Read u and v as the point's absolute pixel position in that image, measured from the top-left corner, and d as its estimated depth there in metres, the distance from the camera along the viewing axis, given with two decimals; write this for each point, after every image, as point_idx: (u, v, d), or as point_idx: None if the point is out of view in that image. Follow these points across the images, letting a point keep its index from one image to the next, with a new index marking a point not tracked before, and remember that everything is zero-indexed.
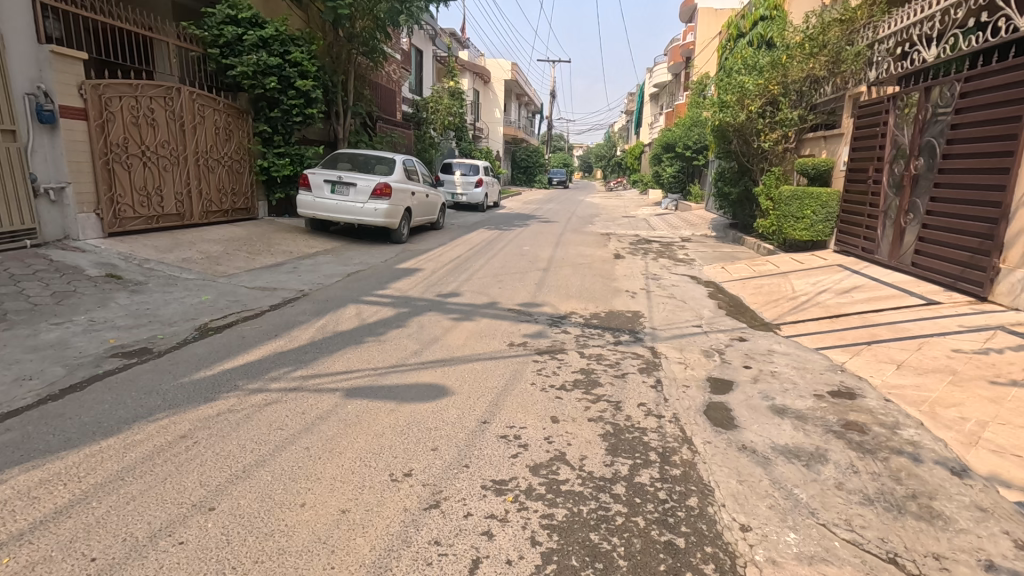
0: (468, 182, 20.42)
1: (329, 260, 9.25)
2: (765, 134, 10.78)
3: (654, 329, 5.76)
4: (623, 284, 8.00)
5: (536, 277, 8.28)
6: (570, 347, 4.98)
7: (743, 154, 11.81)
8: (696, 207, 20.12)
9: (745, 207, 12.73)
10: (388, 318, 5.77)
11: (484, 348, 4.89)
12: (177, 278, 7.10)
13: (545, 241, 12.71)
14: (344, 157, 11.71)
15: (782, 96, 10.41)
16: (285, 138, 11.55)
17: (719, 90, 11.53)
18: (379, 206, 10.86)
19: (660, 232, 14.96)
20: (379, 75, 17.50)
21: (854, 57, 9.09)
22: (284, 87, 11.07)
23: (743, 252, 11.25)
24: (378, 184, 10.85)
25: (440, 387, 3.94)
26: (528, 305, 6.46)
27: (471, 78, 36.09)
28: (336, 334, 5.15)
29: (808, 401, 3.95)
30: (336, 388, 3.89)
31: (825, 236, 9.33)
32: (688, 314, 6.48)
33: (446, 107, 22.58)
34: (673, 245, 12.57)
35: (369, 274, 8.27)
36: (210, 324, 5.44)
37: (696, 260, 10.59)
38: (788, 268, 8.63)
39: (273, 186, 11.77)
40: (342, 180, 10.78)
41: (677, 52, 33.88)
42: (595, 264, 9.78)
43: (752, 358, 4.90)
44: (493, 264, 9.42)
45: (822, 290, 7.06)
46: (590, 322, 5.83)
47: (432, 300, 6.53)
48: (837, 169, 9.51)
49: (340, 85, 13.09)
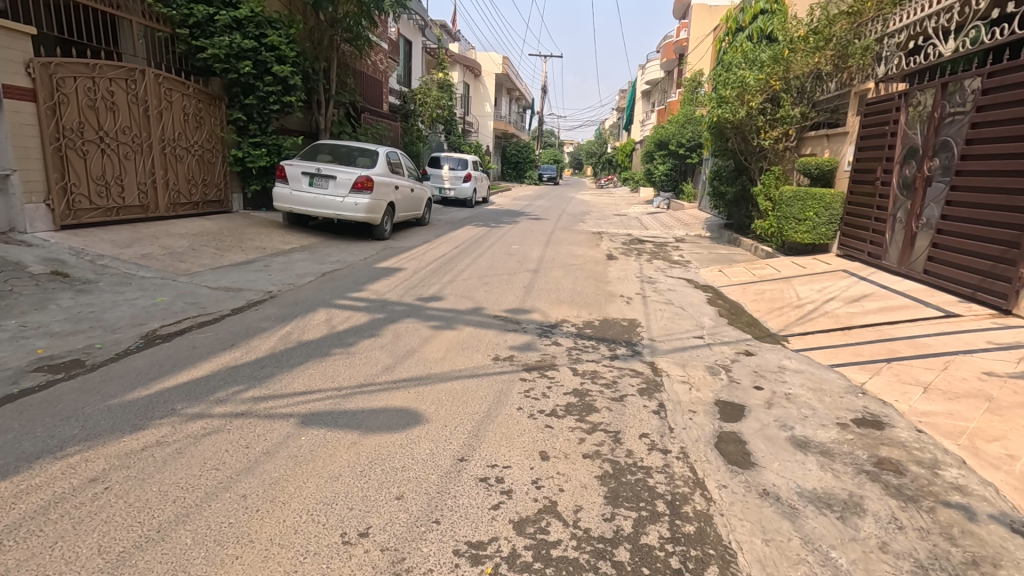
0: (456, 177, 19.85)
1: (304, 257, 8.65)
2: (764, 131, 10.32)
3: (652, 340, 5.28)
4: (618, 288, 7.50)
5: (524, 280, 7.76)
6: (562, 362, 4.49)
7: (740, 153, 11.36)
8: (688, 206, 19.70)
9: (742, 207, 12.29)
10: (362, 325, 5.23)
11: (466, 362, 4.37)
12: (132, 276, 6.48)
13: (535, 240, 12.20)
14: (325, 149, 11.10)
15: (784, 92, 9.97)
16: (261, 127, 10.87)
17: (718, 85, 11.05)
18: (360, 200, 10.27)
19: (653, 232, 14.51)
20: (365, 64, 16.80)
21: (862, 52, 8.62)
22: (259, 73, 10.41)
23: (740, 254, 10.81)
24: (359, 177, 10.25)
25: (412, 414, 3.42)
26: (516, 312, 5.95)
27: (461, 70, 35.35)
28: (300, 344, 4.60)
29: (831, 432, 3.48)
30: (292, 414, 3.35)
31: (828, 239, 8.91)
32: (688, 323, 6.01)
33: (434, 99, 21.93)
34: (667, 245, 12.11)
35: (346, 274, 7.70)
36: (159, 331, 4.85)
37: (693, 262, 10.13)
38: (790, 273, 8.20)
39: (248, 177, 11.10)
40: (321, 172, 10.18)
41: (671, 48, 33.43)
42: (587, 265, 9.28)
43: (762, 377, 4.44)
44: (480, 263, 8.88)
45: (829, 299, 6.63)
46: (583, 332, 5.33)
47: (411, 305, 5.99)
48: (841, 169, 9.09)
49: (322, 73, 12.44)
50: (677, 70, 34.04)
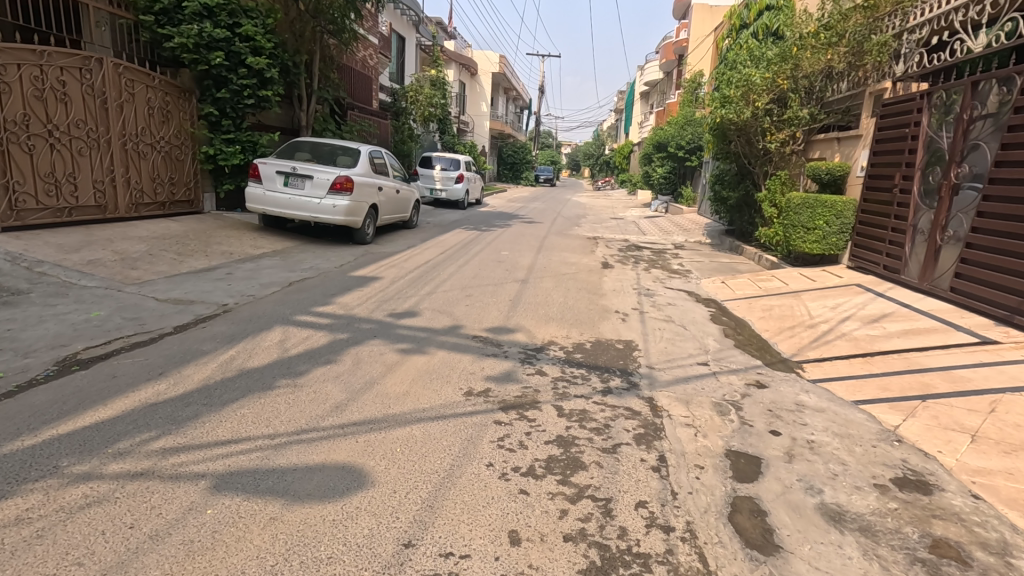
0: (448, 178, 19.19)
1: (274, 264, 7.99)
2: (770, 133, 9.72)
3: (651, 367, 4.64)
4: (613, 303, 6.86)
5: (511, 292, 7.11)
6: (545, 398, 3.84)
7: (744, 156, 10.76)
8: (688, 210, 19.10)
9: (745, 213, 11.68)
10: (320, 348, 4.58)
11: (432, 398, 3.72)
12: (71, 285, 5.82)
13: (527, 245, 11.55)
14: (304, 147, 10.47)
15: (792, 92, 9.35)
16: (235, 122, 10.19)
17: (722, 84, 10.45)
18: (338, 202, 9.60)
19: (652, 238, 13.89)
20: (352, 59, 16.11)
21: (878, 49, 7.94)
22: (232, 65, 9.73)
23: (743, 264, 10.19)
24: (337, 177, 9.59)
25: (355, 475, 2.77)
26: (498, 331, 5.31)
27: (457, 69, 34.71)
28: (241, 374, 3.94)
29: (870, 498, 2.84)
30: (205, 473, 2.70)
31: (838, 250, 8.30)
32: (691, 346, 5.37)
33: (427, 97, 21.29)
34: (665, 253, 11.50)
35: (316, 284, 7.04)
36: (81, 354, 4.19)
37: (693, 272, 9.51)
38: (799, 287, 7.58)
39: (221, 176, 10.42)
40: (296, 172, 9.52)
41: (670, 48, 32.84)
42: (581, 274, 8.65)
43: (779, 417, 3.80)
44: (465, 272, 8.23)
45: (844, 318, 6.01)
46: (572, 357, 4.69)
47: (381, 323, 5.35)
48: (852, 174, 8.47)
49: (303, 66, 11.76)
50: (677, 71, 33.46)
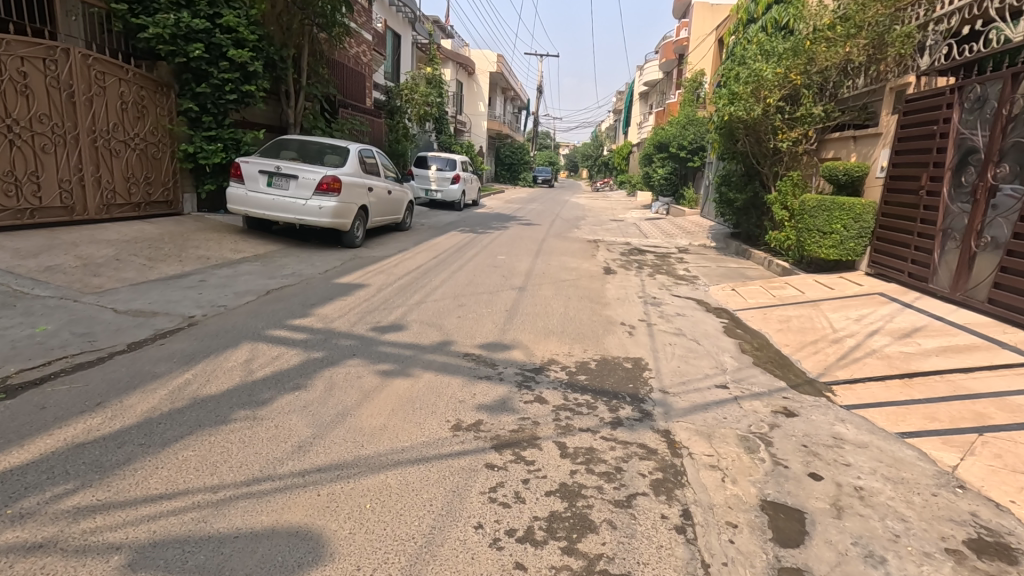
0: (444, 178, 18.67)
1: (253, 269, 7.45)
2: (782, 132, 9.22)
3: (664, 392, 4.10)
4: (617, 313, 6.34)
5: (507, 301, 6.59)
6: (545, 432, 3.31)
7: (753, 156, 10.26)
8: (689, 212, 18.57)
9: (752, 215, 11.17)
10: (290, 369, 4.03)
11: (414, 434, 3.18)
12: (21, 295, 5.27)
13: (525, 249, 11.04)
14: (290, 146, 9.94)
15: (805, 88, 8.85)
16: (216, 119, 9.64)
17: (730, 80, 9.94)
18: (325, 203, 9.04)
19: (654, 241, 13.36)
20: (344, 55, 15.59)
21: (902, 40, 7.41)
22: (212, 57, 9.19)
23: (752, 269, 9.68)
24: (324, 177, 9.04)
25: (312, 545, 2.23)
26: (492, 348, 4.77)
27: (454, 68, 34.19)
28: (194, 403, 3.40)
29: (944, 570, 2.31)
30: (121, 544, 2.15)
31: (856, 256, 7.80)
32: (706, 364, 4.84)
33: (422, 96, 20.75)
34: (669, 257, 10.99)
35: (296, 292, 6.51)
36: (12, 378, 3.65)
37: (700, 278, 9.00)
38: (817, 296, 7.07)
39: (202, 175, 9.86)
40: (280, 171, 8.98)
41: (670, 48, 32.36)
42: (581, 280, 8.13)
43: (817, 456, 3.26)
44: (458, 278, 7.71)
45: (871, 332, 5.49)
46: (575, 380, 4.16)
47: (362, 339, 4.81)
48: (871, 175, 7.96)
49: (290, 61, 11.22)
50: (677, 70, 32.99)
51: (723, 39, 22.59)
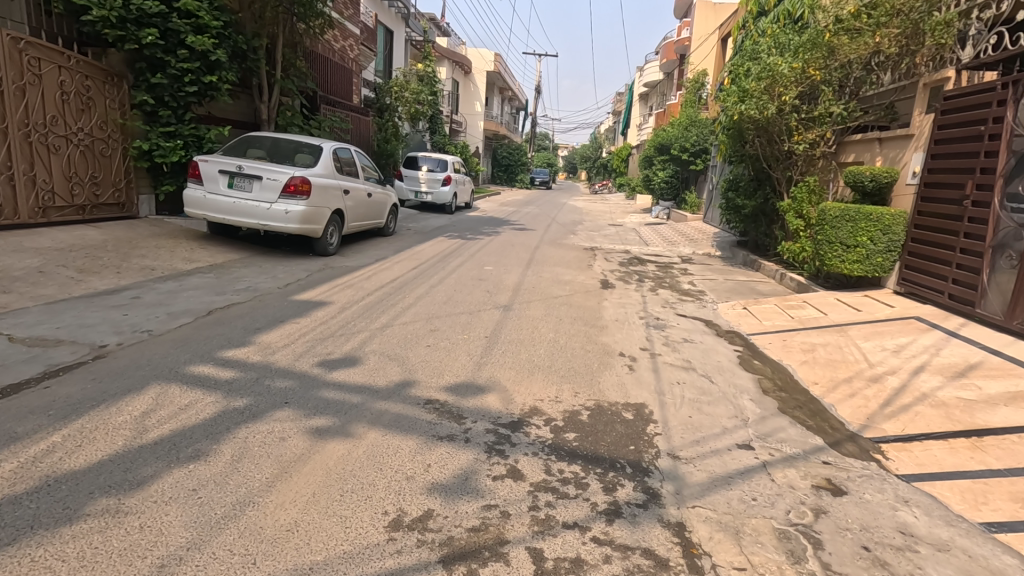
0: (434, 179, 17.80)
1: (203, 282, 6.56)
2: (797, 133, 8.41)
3: (673, 458, 3.23)
4: (615, 340, 5.47)
5: (487, 323, 5.72)
6: (516, 532, 2.44)
7: (765, 159, 9.42)
8: (692, 217, 17.74)
9: (762, 223, 10.32)
10: (195, 425, 3.14)
11: (334, 540, 2.30)
12: None
13: (515, 257, 10.18)
14: (258, 143, 9.07)
15: (825, 85, 8.02)
16: (175, 113, 8.77)
17: (740, 77, 9.11)
18: (292, 207, 8.13)
19: (655, 249, 12.51)
20: (327, 49, 14.72)
21: (937, 28, 6.76)
22: (170, 45, 8.33)
23: (763, 283, 8.84)
24: (291, 179, 8.14)
25: None
26: (462, 392, 3.90)
27: (450, 66, 33.36)
28: (41, 484, 2.52)
29: None
30: None
31: (882, 272, 6.95)
32: (723, 412, 3.97)
33: (413, 93, 19.80)
34: (672, 268, 10.15)
35: (245, 311, 5.63)
36: None
37: (707, 294, 8.14)
38: (843, 320, 6.21)
39: (160, 175, 8.97)
40: (243, 171, 8.10)
41: (671, 47, 31.56)
42: (575, 296, 7.27)
43: (886, 568, 2.39)
44: (436, 294, 6.86)
45: (916, 369, 4.63)
46: (560, 441, 3.29)
47: (302, 380, 3.92)
48: (900, 182, 7.11)
49: (263, 52, 10.35)
50: (678, 70, 32.19)
51: (727, 37, 21.77)
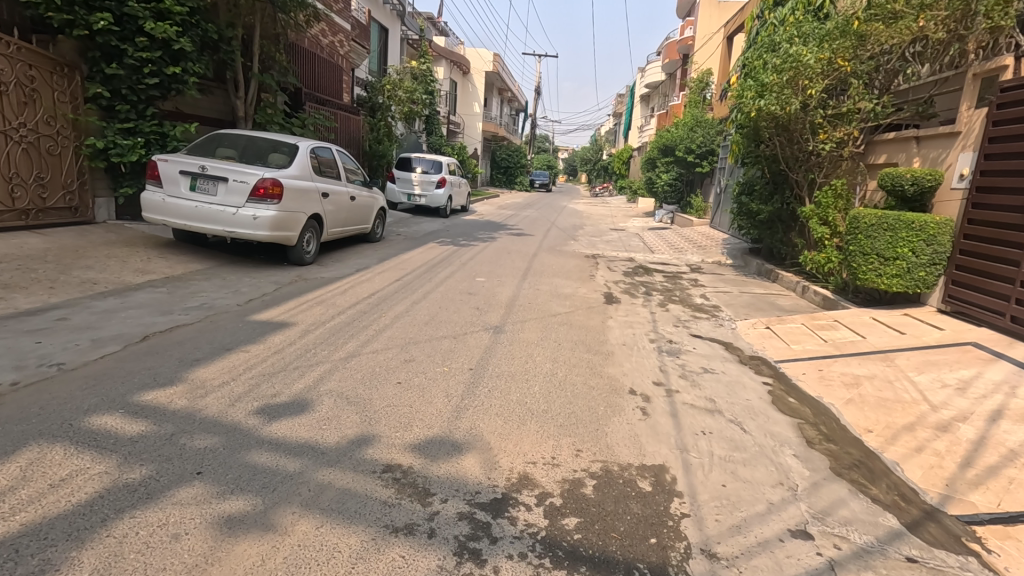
0: (428, 181, 16.98)
1: (150, 299, 5.73)
2: (823, 132, 7.61)
3: (709, 558, 2.40)
4: (623, 371, 4.65)
5: (474, 349, 4.90)
6: None
7: (784, 160, 8.61)
8: (699, 222, 16.88)
9: (778, 230, 9.49)
10: (56, 517, 2.30)
11: None
12: None
13: (511, 267, 9.36)
14: (228, 142, 8.25)
15: (854, 78, 7.24)
16: (136, 108, 8.00)
17: (758, 69, 8.31)
18: (261, 212, 7.30)
19: (661, 256, 11.68)
20: (314, 43, 13.94)
21: (998, 10, 5.87)
22: (127, 32, 7.54)
23: (783, 297, 8.02)
24: (260, 181, 7.31)
25: None
26: (432, 454, 3.06)
27: (448, 66, 32.58)
28: None
29: None
30: None
31: (925, 288, 6.11)
32: (765, 478, 3.13)
33: (407, 91, 18.91)
34: (681, 279, 9.32)
35: (187, 335, 4.80)
36: None
37: (723, 310, 7.31)
38: (886, 345, 5.38)
39: (120, 176, 8.18)
40: (205, 172, 7.26)
41: (674, 46, 30.78)
42: (576, 313, 6.44)
43: None
44: (418, 311, 6.04)
45: (992, 415, 3.80)
46: (557, 534, 2.46)
47: (229, 437, 3.08)
48: (944, 186, 6.24)
49: (238, 43, 9.54)
50: (680, 70, 31.40)
51: (733, 35, 20.97)
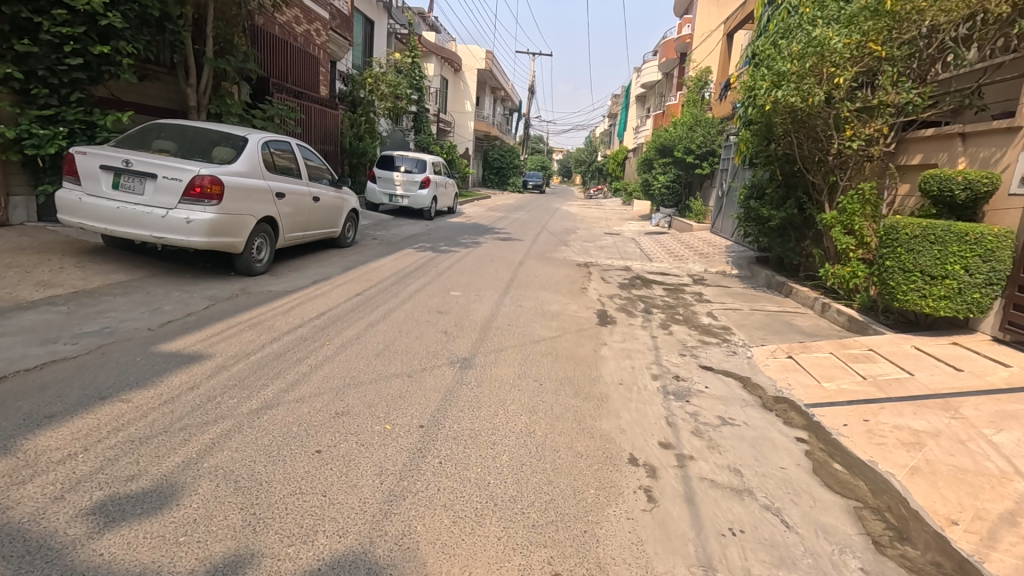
0: (411, 181, 15.89)
1: (39, 321, 4.65)
2: (849, 127, 6.65)
3: None
4: (620, 426, 3.62)
5: (430, 394, 3.84)
6: None
7: (801, 159, 7.64)
8: (698, 227, 15.90)
9: (791, 238, 8.51)
10: None
11: None
12: None
13: (494, 277, 8.32)
14: (168, 133, 7.19)
15: (888, 65, 6.30)
16: (58, 93, 6.95)
17: (772, 57, 7.33)
18: (196, 215, 6.22)
19: (660, 265, 10.68)
20: (285, 31, 12.87)
21: None
22: (43, 3, 6.51)
23: (801, 317, 7.03)
24: (196, 178, 6.23)
25: None
26: None
27: (438, 62, 31.48)
28: None
29: None
30: None
31: (978, 312, 5.14)
32: None
33: (390, 86, 17.76)
34: (683, 293, 8.32)
35: (60, 373, 3.72)
36: None
37: (735, 332, 6.30)
38: (943, 386, 4.38)
39: (41, 172, 7.11)
40: (131, 167, 6.18)
41: (670, 45, 29.86)
42: (563, 339, 5.41)
43: None
44: (372, 336, 4.99)
45: None
46: None
47: (22, 566, 2.01)
48: (999, 192, 5.29)
49: (188, 22, 8.43)
50: (678, 69, 30.50)
51: (734, 31, 19.98)
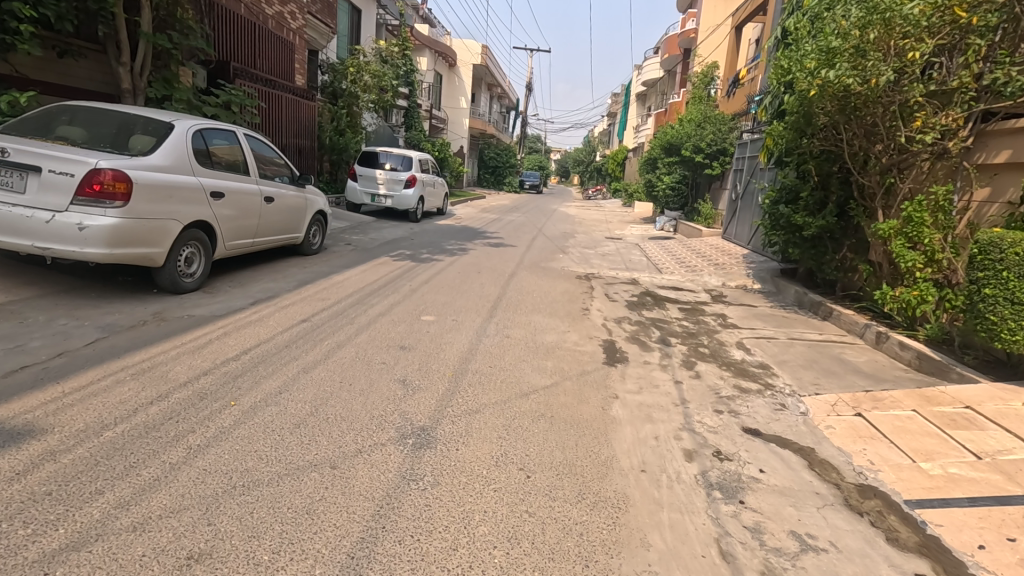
0: (395, 179, 14.54)
1: None
2: (920, 116, 5.37)
3: None
4: (650, 565, 2.29)
5: (356, 504, 2.51)
6: None
7: (849, 156, 6.33)
8: (708, 233, 14.59)
9: (828, 249, 7.19)
10: None
11: None
12: None
13: (479, 295, 6.98)
14: (76, 116, 5.83)
15: (974, 39, 5.02)
16: None
17: (817, 32, 6.05)
18: (93, 219, 4.87)
19: (672, 277, 9.37)
20: (251, 10, 11.50)
21: None
22: None
23: (852, 350, 5.71)
24: (94, 172, 4.88)
25: None
26: None
27: (431, 56, 30.19)
28: None
29: None
30: None
31: None
32: None
33: (374, 77, 16.18)
34: (703, 314, 7.01)
35: None
36: None
37: (777, 373, 4.98)
38: None
39: None
40: (8, 157, 4.83)
41: (673, 40, 28.61)
42: (561, 389, 4.08)
43: None
44: (301, 391, 3.65)
45: None
46: None
47: None
48: None
49: None
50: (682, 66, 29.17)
51: (745, 23, 18.58)
